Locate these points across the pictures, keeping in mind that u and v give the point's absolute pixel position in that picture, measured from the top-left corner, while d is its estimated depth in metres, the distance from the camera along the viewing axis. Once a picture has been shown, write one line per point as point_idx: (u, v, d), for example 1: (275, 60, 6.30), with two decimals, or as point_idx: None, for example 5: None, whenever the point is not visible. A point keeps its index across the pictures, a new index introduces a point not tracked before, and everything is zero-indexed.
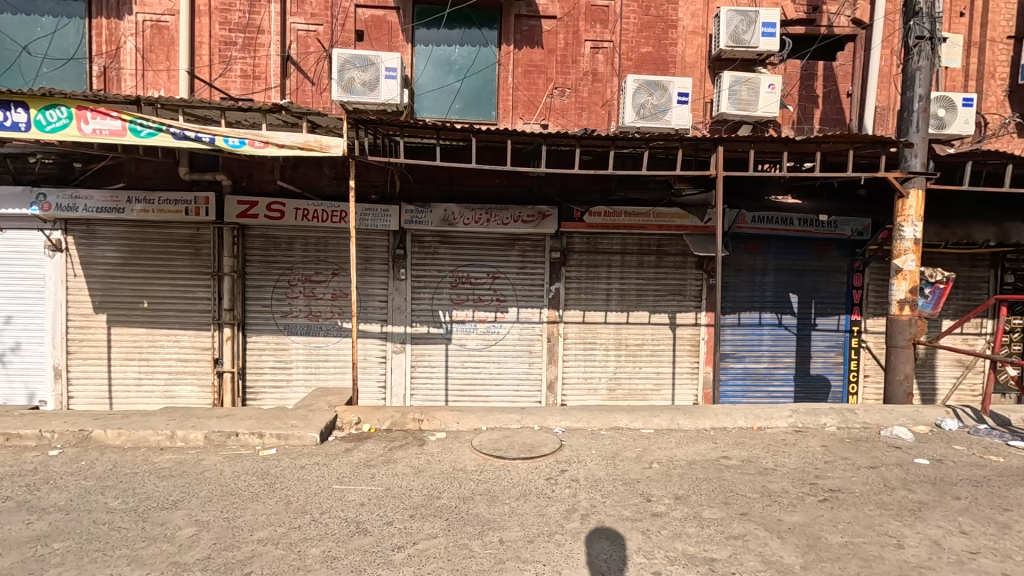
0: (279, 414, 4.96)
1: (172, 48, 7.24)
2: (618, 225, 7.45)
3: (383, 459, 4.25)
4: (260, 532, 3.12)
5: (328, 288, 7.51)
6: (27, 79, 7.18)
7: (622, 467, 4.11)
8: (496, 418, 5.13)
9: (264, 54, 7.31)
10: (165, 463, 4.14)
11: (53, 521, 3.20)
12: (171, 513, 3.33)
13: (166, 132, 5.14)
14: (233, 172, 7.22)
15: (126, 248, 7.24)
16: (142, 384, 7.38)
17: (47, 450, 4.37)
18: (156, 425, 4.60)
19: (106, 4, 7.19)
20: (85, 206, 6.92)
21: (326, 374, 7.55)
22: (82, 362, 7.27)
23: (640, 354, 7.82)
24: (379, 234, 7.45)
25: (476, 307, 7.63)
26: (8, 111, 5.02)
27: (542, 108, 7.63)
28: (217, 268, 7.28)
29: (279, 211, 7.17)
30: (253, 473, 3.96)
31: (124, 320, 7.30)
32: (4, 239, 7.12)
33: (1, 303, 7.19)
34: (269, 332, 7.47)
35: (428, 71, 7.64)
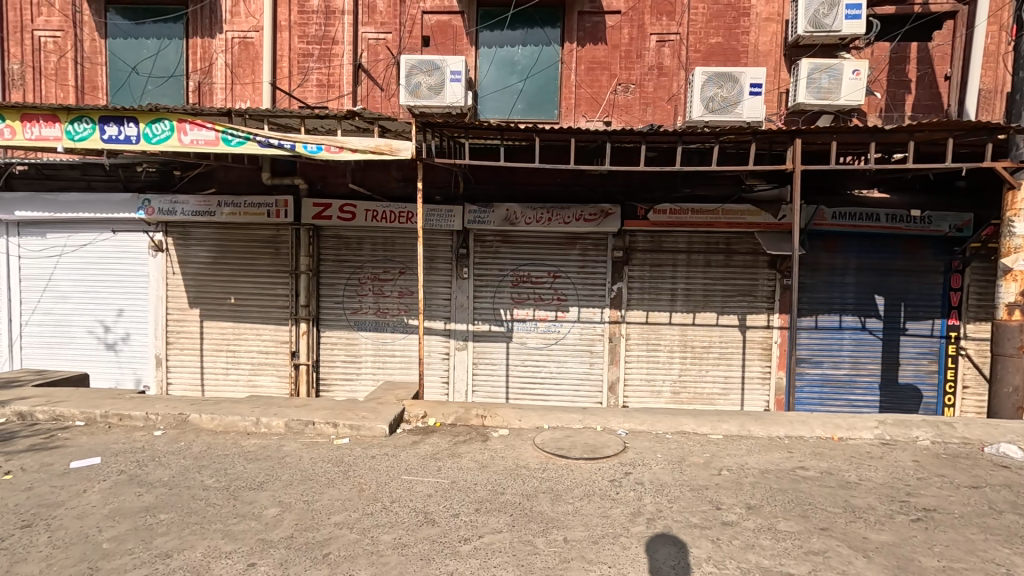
0: (350, 406, 5.22)
1: (256, 62, 7.79)
2: (684, 223, 7.22)
3: (449, 453, 4.37)
4: (336, 516, 3.30)
5: (394, 286, 7.80)
6: (135, 97, 7.99)
7: (689, 473, 3.99)
8: (558, 417, 5.13)
9: (338, 63, 7.70)
10: (251, 447, 4.48)
11: (160, 494, 3.56)
12: (258, 493, 3.60)
13: (253, 140, 5.55)
14: (309, 176, 7.67)
15: (216, 248, 7.89)
16: (229, 373, 8.01)
17: (152, 430, 4.85)
18: (243, 411, 4.98)
19: (200, 25, 7.86)
20: (182, 210, 7.60)
21: (392, 368, 7.85)
22: (179, 352, 8.00)
23: (706, 357, 7.54)
24: (443, 233, 7.64)
25: (536, 306, 7.66)
26: (122, 126, 5.61)
27: (605, 105, 7.53)
28: (295, 267, 7.77)
29: (350, 212, 7.55)
30: (328, 460, 4.19)
31: (214, 314, 7.95)
32: (117, 240, 7.97)
33: (114, 298, 8.04)
34: (341, 328, 7.88)
35: (491, 72, 7.75)
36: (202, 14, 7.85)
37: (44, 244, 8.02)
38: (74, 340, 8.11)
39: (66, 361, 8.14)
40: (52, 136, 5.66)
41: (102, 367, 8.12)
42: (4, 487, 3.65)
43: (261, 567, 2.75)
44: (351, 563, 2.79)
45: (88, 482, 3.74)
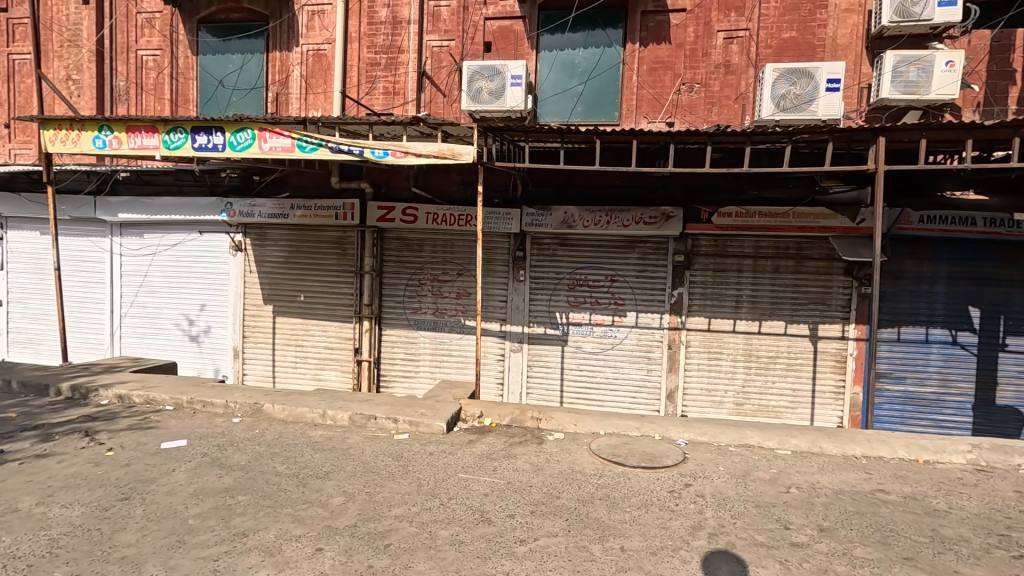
0: (410, 402, 5.39)
1: (328, 72, 8.22)
2: (751, 226, 6.90)
3: (504, 454, 4.41)
4: (396, 508, 3.42)
5: (453, 287, 7.96)
6: (221, 108, 8.64)
7: (753, 488, 3.80)
8: (615, 423, 5.05)
9: (403, 71, 7.99)
10: (318, 437, 4.72)
11: (237, 477, 3.82)
12: (324, 482, 3.79)
13: (325, 147, 5.85)
14: (375, 180, 8.00)
15: (289, 248, 8.38)
16: (297, 367, 8.47)
17: (231, 417, 5.21)
18: (310, 403, 5.26)
19: (279, 39, 8.39)
20: (260, 213, 8.14)
21: (449, 367, 8.02)
22: (254, 345, 8.56)
23: (773, 368, 7.16)
24: (501, 236, 7.73)
25: (593, 310, 7.57)
26: (211, 135, 6.09)
27: (668, 106, 7.35)
28: (360, 267, 8.12)
29: (412, 215, 7.81)
30: (389, 454, 4.35)
31: (285, 310, 8.44)
32: (203, 240, 8.65)
33: (199, 293, 8.72)
34: (401, 327, 8.14)
35: (552, 75, 7.75)
36: (280, 30, 8.38)
37: (142, 243, 8.83)
38: (164, 332, 8.86)
39: (157, 351, 8.90)
40: (152, 145, 6.24)
41: (188, 357, 8.82)
42: (107, 462, 4.04)
43: (328, 552, 2.89)
44: (411, 556, 2.88)
45: (176, 462, 4.07)
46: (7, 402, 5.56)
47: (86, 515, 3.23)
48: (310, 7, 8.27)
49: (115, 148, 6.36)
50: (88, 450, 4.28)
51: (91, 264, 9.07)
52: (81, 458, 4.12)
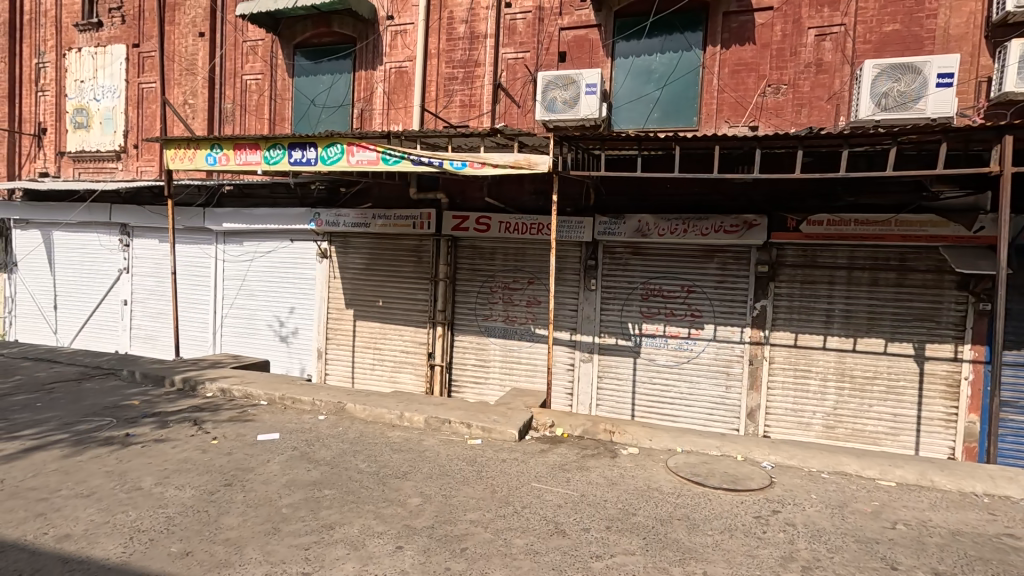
0: (482, 408, 5.47)
1: (409, 88, 8.61)
2: (845, 235, 6.40)
3: (577, 465, 4.36)
4: (472, 513, 3.47)
5: (524, 295, 8.01)
6: (312, 125, 9.31)
7: (852, 521, 3.49)
8: (692, 441, 4.84)
9: (480, 84, 8.20)
10: (396, 438, 4.91)
11: (324, 472, 4.05)
12: (402, 482, 3.92)
13: (407, 159, 6.11)
14: (450, 190, 8.27)
15: (369, 256, 8.83)
16: (374, 368, 8.87)
17: (317, 414, 5.54)
18: (388, 405, 5.48)
19: (365, 59, 8.91)
20: (344, 222, 8.66)
21: (518, 375, 8.06)
22: (336, 347, 9.07)
23: (870, 390, 6.55)
24: (573, 244, 7.68)
25: (667, 322, 7.33)
26: (305, 151, 6.55)
27: (751, 109, 7.01)
28: (434, 274, 8.39)
29: (486, 224, 7.98)
30: (463, 458, 4.43)
31: (364, 314, 8.88)
32: (293, 247, 9.32)
33: (288, 296, 9.39)
34: (472, 333, 8.30)
35: (627, 83, 7.63)
36: (366, 50, 8.90)
37: (241, 250, 9.67)
38: (258, 332, 9.61)
39: (252, 349, 9.67)
40: (254, 161, 6.82)
41: (278, 356, 9.50)
42: (212, 449, 4.44)
43: (408, 551, 2.99)
44: (486, 562, 2.90)
45: (270, 454, 4.39)
46: (132, 390, 6.27)
47: (196, 497, 3.56)
48: (394, 27, 8.72)
49: (224, 164, 7.03)
50: (196, 437, 4.72)
51: (199, 269, 10.04)
52: (191, 444, 4.56)
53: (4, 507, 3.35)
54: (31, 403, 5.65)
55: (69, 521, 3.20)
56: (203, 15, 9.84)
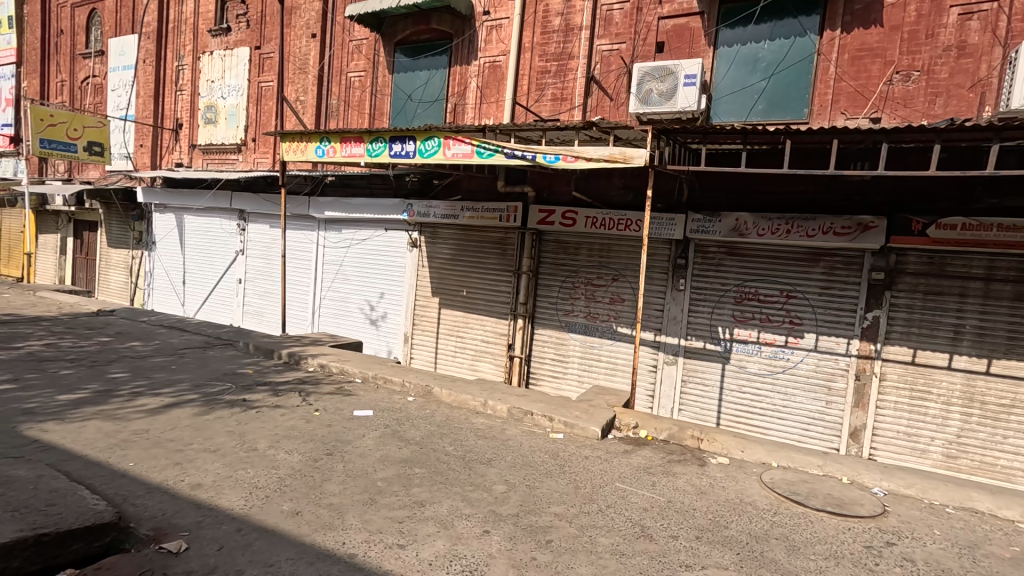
0: (564, 403, 5.46)
1: (501, 83, 8.72)
2: (984, 241, 5.64)
3: (663, 470, 4.24)
4: (556, 506, 3.47)
5: (607, 292, 7.86)
6: (408, 119, 9.71)
7: (985, 566, 3.09)
8: (790, 457, 4.53)
9: (573, 77, 8.12)
10: (480, 425, 5.04)
11: (414, 451, 4.25)
12: (487, 468, 4.02)
13: (501, 153, 6.17)
14: (538, 184, 8.29)
15: (456, 247, 9.09)
16: (456, 356, 9.14)
17: (406, 396, 5.82)
18: (473, 392, 5.63)
19: (460, 55, 9.13)
20: (434, 214, 8.99)
21: (598, 372, 7.94)
22: (421, 333, 9.46)
23: (1006, 420, 5.75)
24: (662, 242, 7.40)
25: (762, 328, 6.87)
26: (404, 144, 6.85)
27: (874, 98, 6.34)
28: (518, 267, 8.47)
29: (572, 219, 7.93)
30: (546, 451, 4.46)
31: (448, 303, 9.17)
32: (386, 236, 9.82)
33: (380, 282, 9.92)
34: (553, 327, 8.30)
35: (730, 73, 7.19)
36: (462, 46, 9.12)
37: (339, 237, 10.34)
38: (352, 314, 10.25)
39: (345, 330, 10.34)
40: (358, 153, 7.25)
41: (369, 338, 10.09)
42: (314, 420, 4.81)
43: (494, 536, 3.06)
44: (572, 556, 2.90)
45: (365, 429, 4.68)
46: (246, 360, 6.96)
47: (303, 462, 3.88)
48: (490, 22, 8.85)
49: (331, 156, 7.53)
50: (301, 408, 5.14)
51: (302, 254, 10.87)
52: (296, 413, 4.96)
53: (149, 454, 3.85)
54: (166, 365, 6.45)
55: (200, 472, 3.62)
56: (315, 18, 10.59)
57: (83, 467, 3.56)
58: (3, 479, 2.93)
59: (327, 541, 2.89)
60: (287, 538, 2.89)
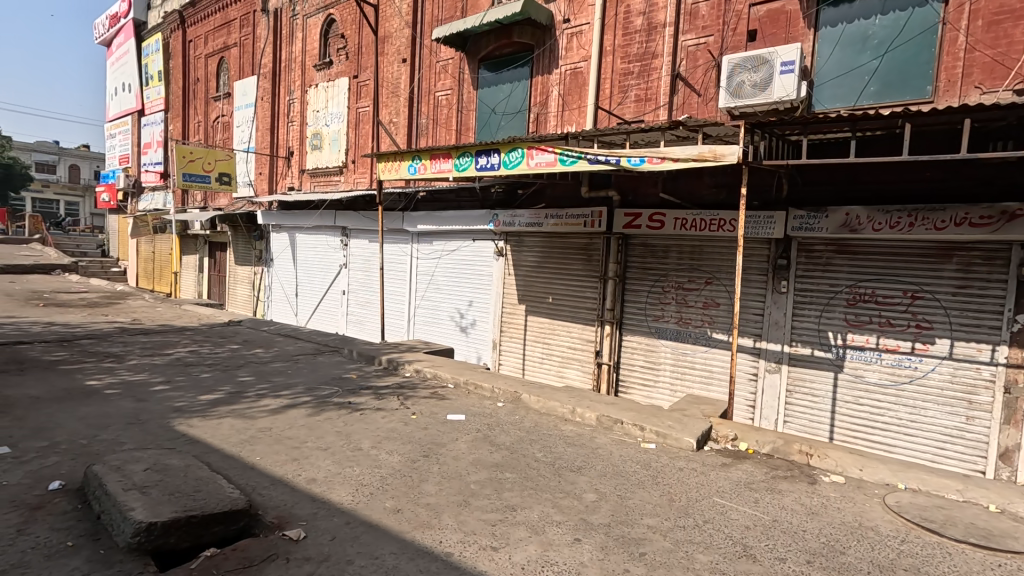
0: (656, 412, 5.30)
1: (583, 88, 8.70)
2: None
3: (767, 486, 3.96)
4: (649, 518, 3.38)
5: (700, 296, 7.51)
6: (492, 132, 10.00)
7: None
8: (919, 478, 4.05)
9: (657, 76, 7.90)
10: (570, 432, 5.03)
11: (505, 455, 4.35)
12: (577, 476, 4.01)
13: (583, 159, 6.13)
14: (623, 188, 8.15)
15: (541, 254, 9.18)
16: (543, 362, 9.19)
17: (496, 401, 5.97)
18: (561, 399, 5.64)
19: (542, 65, 9.24)
20: (519, 222, 9.15)
21: (692, 381, 7.59)
22: (509, 339, 9.64)
23: None
24: (760, 242, 6.93)
25: (882, 332, 6.18)
26: (489, 157, 7.06)
27: (1018, 66, 5.48)
28: (603, 273, 8.36)
29: (660, 221, 7.69)
30: (637, 461, 4.36)
31: (535, 310, 9.26)
32: (473, 246, 10.16)
33: (468, 291, 10.28)
34: (642, 334, 8.08)
35: (835, 55, 6.60)
36: (543, 56, 9.23)
37: (431, 248, 10.88)
38: (443, 322, 10.70)
39: (437, 337, 10.82)
40: (447, 169, 7.60)
41: (459, 344, 10.47)
42: (411, 423, 5.10)
43: (586, 545, 3.05)
44: (667, 572, 2.81)
45: (458, 433, 4.87)
46: (351, 365, 7.53)
47: (403, 462, 4.13)
48: (570, 29, 8.88)
49: (422, 173, 7.97)
50: (400, 411, 5.46)
51: (398, 265, 11.56)
52: (395, 416, 5.29)
53: (273, 450, 4.30)
54: (284, 370, 7.16)
55: (314, 468, 3.98)
56: (405, 43, 11.28)
57: (221, 459, 4.07)
58: (162, 466, 3.44)
59: (425, 539, 3.06)
60: (389, 534, 3.10)
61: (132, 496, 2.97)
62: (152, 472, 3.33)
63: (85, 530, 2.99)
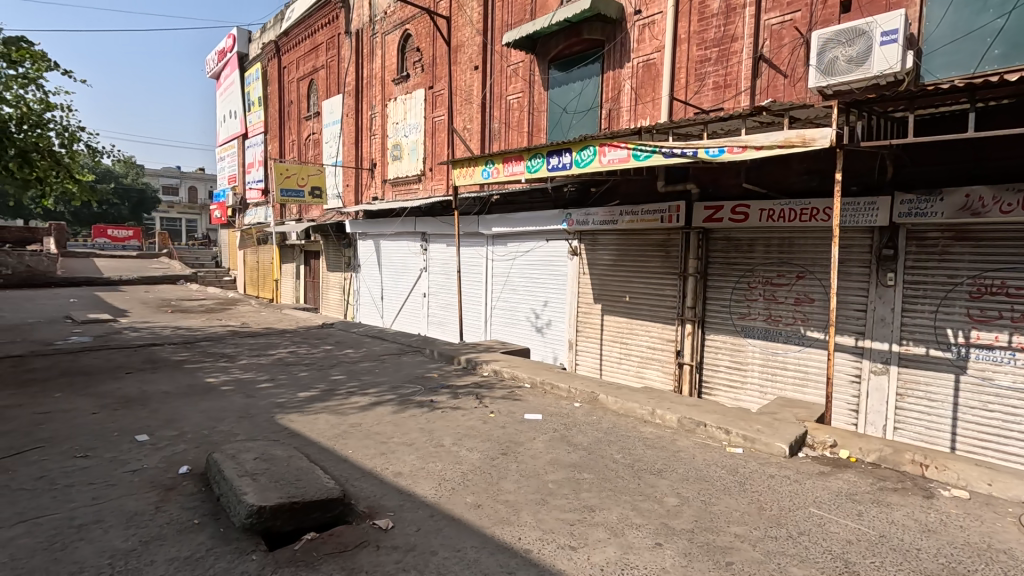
0: (743, 415, 5.02)
1: (656, 80, 8.44)
2: None
3: (872, 498, 3.62)
4: (736, 527, 3.22)
5: (791, 292, 7.01)
6: (563, 131, 9.97)
7: None
8: None
9: (737, 60, 7.49)
10: (649, 434, 4.91)
11: (582, 456, 4.34)
12: (658, 479, 3.91)
13: (658, 153, 5.92)
14: (702, 180, 7.80)
15: (616, 252, 9.01)
16: (621, 363, 9.01)
17: (573, 401, 5.95)
18: (640, 400, 5.51)
19: (613, 60, 9.09)
20: (593, 221, 9.04)
21: (785, 383, 7.09)
22: (585, 340, 9.56)
23: None
24: (860, 231, 6.34)
25: (1015, 329, 5.42)
26: (561, 157, 7.05)
27: None
28: (683, 269, 8.05)
29: (743, 213, 7.27)
30: (722, 466, 4.16)
31: (611, 309, 9.11)
32: (548, 246, 10.19)
33: (543, 291, 10.32)
34: (727, 333, 7.69)
35: (947, 18, 5.89)
36: (614, 51, 9.07)
37: (505, 250, 11.05)
38: (519, 323, 10.83)
39: (514, 337, 10.97)
40: (519, 171, 7.70)
41: (536, 345, 10.54)
42: (490, 421, 5.23)
43: (668, 550, 2.96)
44: None
45: (535, 432, 4.92)
46: (432, 365, 7.85)
47: (482, 459, 4.25)
48: (642, 21, 8.66)
49: (496, 176, 8.13)
50: (479, 409, 5.62)
51: (474, 268, 11.86)
52: (474, 415, 5.45)
53: (364, 444, 4.60)
54: (372, 370, 7.61)
55: (400, 462, 4.20)
56: (477, 51, 11.57)
57: (318, 451, 4.43)
58: (269, 456, 3.80)
59: (505, 535, 3.13)
60: (470, 528, 3.20)
61: (245, 481, 3.32)
62: (260, 461, 3.70)
63: (208, 509, 3.39)
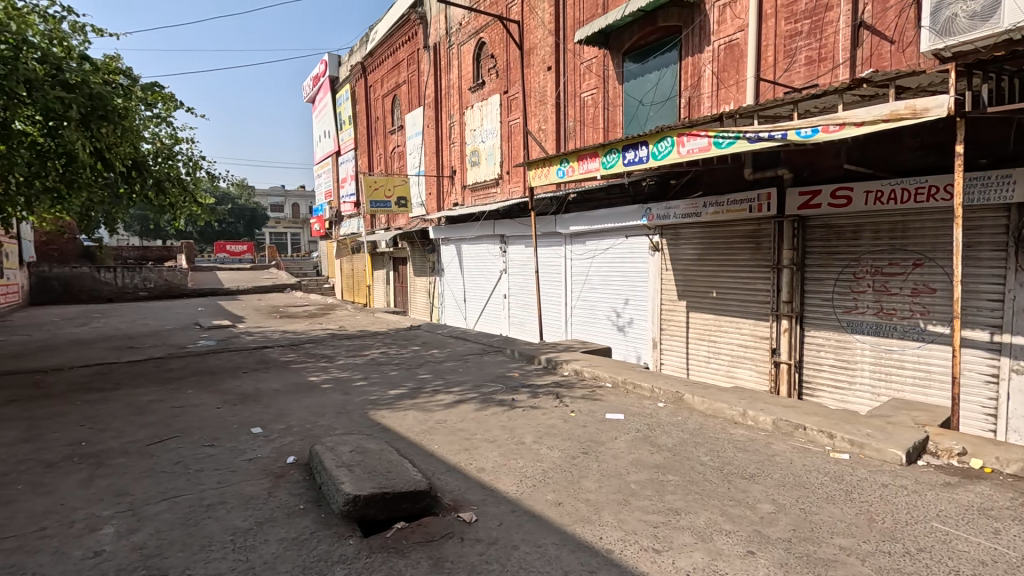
0: (849, 417, 4.58)
1: (740, 61, 7.95)
2: None
3: (1012, 515, 3.14)
4: (842, 538, 2.95)
5: (906, 282, 6.28)
6: (640, 124, 9.69)
7: None
8: None
9: (833, 30, 6.85)
10: (740, 436, 4.63)
11: (666, 457, 4.19)
12: (750, 484, 3.68)
13: (743, 138, 5.55)
14: (796, 164, 7.21)
15: (701, 246, 8.61)
16: (710, 362, 8.56)
17: (656, 401, 5.77)
18: (729, 400, 5.22)
19: (691, 45, 8.69)
20: (674, 214, 8.69)
21: (901, 383, 6.35)
22: (670, 338, 9.21)
23: None
24: (993, 210, 5.53)
25: None
26: (637, 150, 6.86)
27: None
28: (777, 261, 7.50)
29: (846, 196, 6.62)
30: (825, 472, 3.82)
31: (698, 306, 8.70)
32: (628, 243, 9.95)
33: (624, 289, 10.09)
34: (830, 329, 7.05)
35: None
36: (693, 35, 8.66)
37: (584, 249, 10.95)
38: (600, 322, 10.67)
39: (595, 336, 10.83)
40: (594, 168, 7.61)
41: (618, 344, 10.32)
42: (571, 420, 5.21)
43: (761, 559, 2.79)
44: None
45: (617, 432, 4.84)
46: (513, 364, 7.96)
47: (563, 458, 4.25)
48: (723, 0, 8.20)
49: (571, 175, 8.10)
50: (559, 408, 5.62)
51: (553, 267, 11.87)
52: (555, 413, 5.46)
53: (449, 440, 4.79)
54: (455, 369, 7.88)
55: (483, 458, 4.32)
56: (550, 51, 11.58)
57: (408, 446, 4.66)
58: (363, 449, 4.07)
59: (586, 533, 3.11)
60: (551, 525, 3.22)
61: (342, 472, 3.59)
62: (355, 453, 3.97)
63: (312, 496, 3.71)
